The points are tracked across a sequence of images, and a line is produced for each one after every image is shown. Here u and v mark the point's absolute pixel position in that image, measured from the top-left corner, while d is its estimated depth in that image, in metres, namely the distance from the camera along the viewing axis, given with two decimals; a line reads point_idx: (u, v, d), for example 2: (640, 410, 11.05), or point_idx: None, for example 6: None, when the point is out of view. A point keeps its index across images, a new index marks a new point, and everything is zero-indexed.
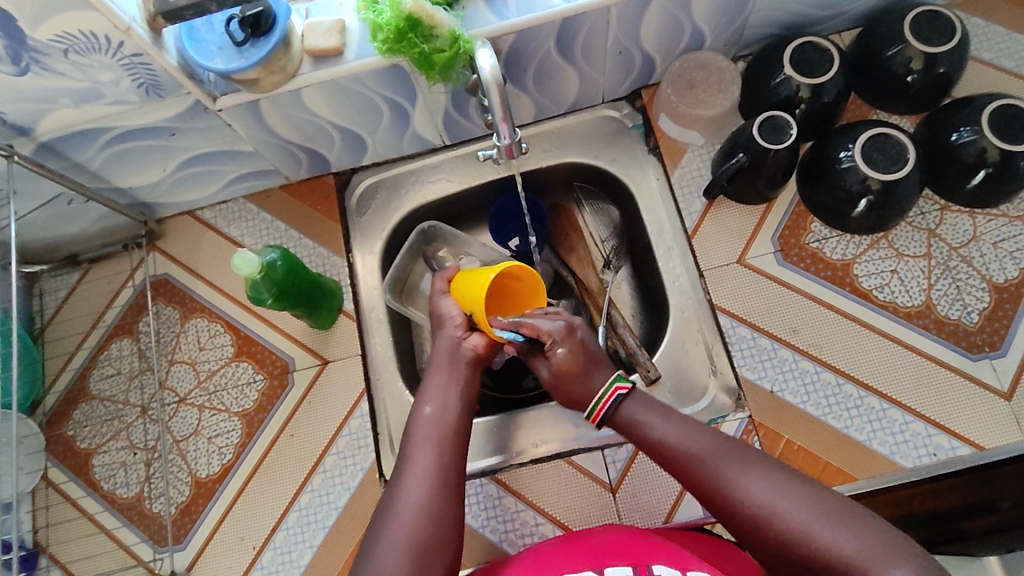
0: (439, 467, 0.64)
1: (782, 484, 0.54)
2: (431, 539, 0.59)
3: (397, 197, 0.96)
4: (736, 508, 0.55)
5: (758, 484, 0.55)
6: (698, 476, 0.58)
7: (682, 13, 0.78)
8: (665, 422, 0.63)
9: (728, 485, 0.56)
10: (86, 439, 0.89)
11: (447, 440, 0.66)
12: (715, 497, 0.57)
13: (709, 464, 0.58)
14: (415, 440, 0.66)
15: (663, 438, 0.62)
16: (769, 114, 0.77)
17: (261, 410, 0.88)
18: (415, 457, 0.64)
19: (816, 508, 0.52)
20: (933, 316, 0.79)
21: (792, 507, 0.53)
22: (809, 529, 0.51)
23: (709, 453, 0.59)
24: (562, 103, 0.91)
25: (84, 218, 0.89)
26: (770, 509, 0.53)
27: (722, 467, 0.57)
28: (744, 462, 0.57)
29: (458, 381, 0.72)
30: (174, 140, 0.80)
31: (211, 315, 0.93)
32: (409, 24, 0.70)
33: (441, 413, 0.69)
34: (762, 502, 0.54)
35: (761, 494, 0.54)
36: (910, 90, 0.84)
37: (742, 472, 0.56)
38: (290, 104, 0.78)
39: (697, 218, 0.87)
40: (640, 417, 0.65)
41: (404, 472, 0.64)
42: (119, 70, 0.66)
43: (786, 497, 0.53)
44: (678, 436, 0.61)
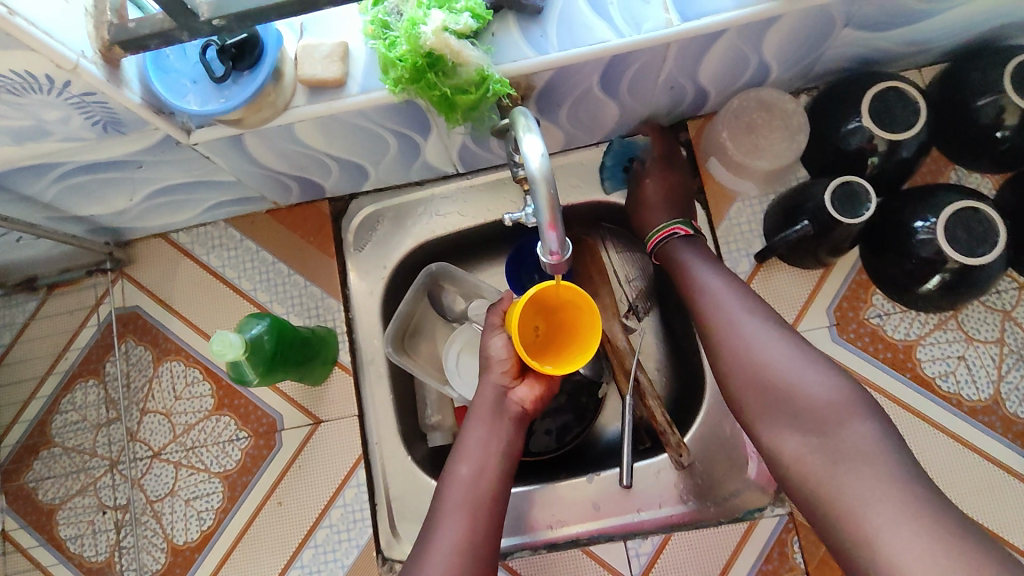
0: (470, 544, 0.56)
1: (787, 338, 0.59)
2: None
3: (402, 229, 0.84)
4: (727, 339, 0.61)
5: (765, 329, 0.60)
6: (712, 306, 0.64)
7: (752, 50, 0.66)
8: (708, 267, 0.67)
9: (735, 321, 0.61)
10: (49, 494, 0.80)
11: (481, 505, 0.58)
12: (720, 337, 0.62)
13: (727, 301, 0.63)
14: (443, 502, 0.59)
15: (697, 279, 0.66)
16: (844, 179, 0.67)
17: (245, 472, 0.79)
18: (442, 528, 0.57)
19: (802, 360, 0.58)
20: (1000, 413, 0.71)
21: (786, 352, 0.58)
22: (788, 377, 0.57)
23: (729, 296, 0.64)
24: (595, 134, 0.79)
25: (39, 247, 0.77)
26: (764, 347, 0.59)
27: (740, 308, 0.62)
28: (758, 310, 0.62)
29: (501, 435, 0.63)
30: (141, 172, 0.68)
31: (188, 359, 0.82)
32: (429, 61, 0.57)
33: (479, 472, 0.60)
34: (758, 341, 0.59)
35: (759, 334, 0.60)
36: (999, 147, 0.73)
37: (755, 319, 0.61)
38: (279, 137, 0.65)
39: (743, 281, 0.77)
40: (690, 261, 0.69)
41: (428, 544, 0.56)
42: (68, 108, 0.53)
43: (778, 346, 0.59)
44: (713, 280, 0.65)
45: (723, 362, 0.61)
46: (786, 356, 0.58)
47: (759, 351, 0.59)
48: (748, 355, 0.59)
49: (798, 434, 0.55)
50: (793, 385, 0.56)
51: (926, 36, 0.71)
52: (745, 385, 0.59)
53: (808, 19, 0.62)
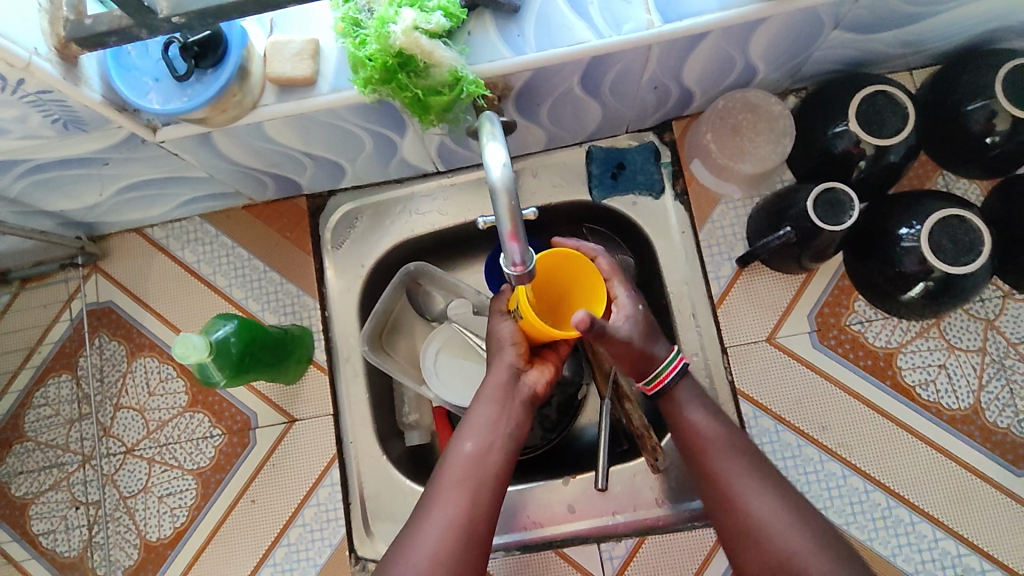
0: (464, 523, 0.55)
1: (800, 520, 0.54)
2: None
3: (381, 227, 0.82)
4: (734, 517, 0.56)
5: (773, 506, 0.55)
6: (711, 464, 0.58)
7: (737, 51, 0.64)
8: (704, 410, 0.61)
9: (741, 493, 0.56)
10: (22, 488, 0.80)
11: (480, 484, 0.57)
12: (725, 514, 0.57)
13: (728, 469, 0.58)
14: (441, 479, 0.58)
15: (694, 428, 0.60)
16: (826, 185, 0.65)
17: (219, 469, 0.78)
18: (437, 503, 0.56)
19: (814, 541, 0.53)
20: (979, 422, 0.70)
21: (802, 537, 0.53)
22: (806, 561, 0.52)
23: (730, 455, 0.58)
24: (579, 134, 0.77)
25: (8, 241, 0.75)
26: (778, 531, 0.54)
27: (743, 475, 0.57)
28: (761, 477, 0.57)
29: (508, 414, 0.60)
30: (108, 169, 0.66)
31: (163, 355, 0.81)
32: (400, 61, 0.55)
33: (482, 450, 0.59)
34: (770, 521, 0.54)
35: (772, 517, 0.55)
36: (989, 154, 0.71)
37: (759, 486, 0.56)
38: (249, 135, 0.63)
39: (725, 285, 0.76)
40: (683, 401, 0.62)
41: (422, 519, 0.56)
42: (24, 107, 0.51)
43: (790, 525, 0.54)
44: (716, 430, 0.59)
45: (737, 537, 0.56)
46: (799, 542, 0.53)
47: (772, 530, 0.54)
48: (762, 534, 0.54)
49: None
50: (815, 572, 0.52)
51: (919, 38, 0.69)
52: (764, 567, 0.54)
53: (795, 21, 0.60)
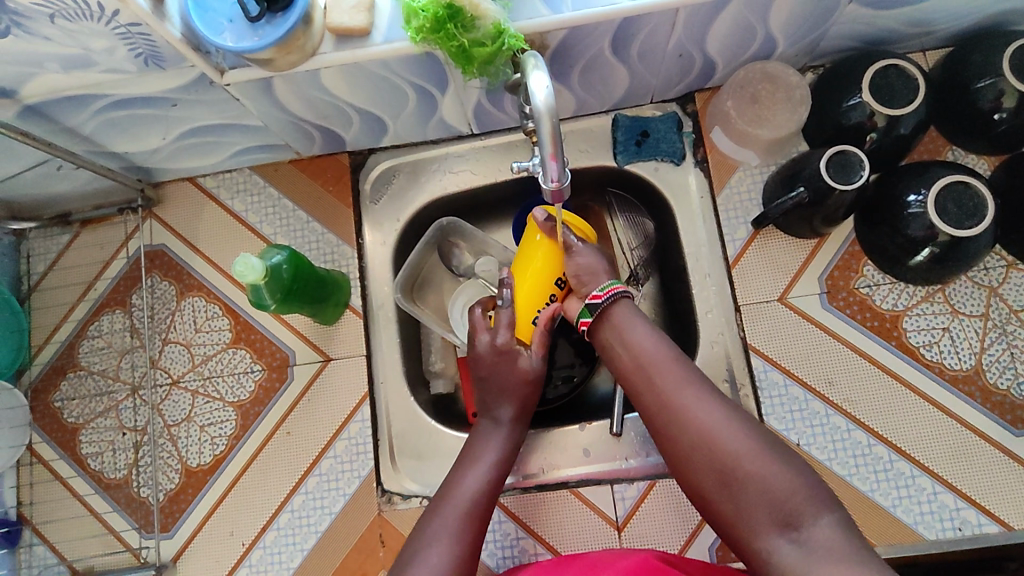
0: (462, 557, 0.57)
1: (740, 425, 0.54)
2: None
3: (417, 184, 0.88)
4: (678, 424, 0.56)
5: (715, 411, 0.55)
6: (656, 381, 0.58)
7: (758, 21, 0.69)
8: (644, 330, 0.61)
9: (682, 403, 0.56)
10: (73, 413, 0.85)
11: (475, 527, 0.60)
12: (668, 421, 0.56)
13: (672, 380, 0.58)
14: (441, 513, 0.61)
15: (636, 347, 0.60)
16: (840, 148, 0.70)
17: (258, 403, 0.84)
18: (437, 533, 0.58)
19: (763, 448, 0.53)
20: (980, 383, 0.74)
21: (744, 441, 0.53)
22: (747, 461, 0.52)
23: (671, 368, 0.58)
24: (606, 101, 0.82)
25: (76, 181, 0.82)
26: (721, 438, 0.54)
27: (683, 385, 0.57)
28: (702, 388, 0.57)
29: (501, 476, 0.66)
30: (174, 111, 0.72)
31: (209, 295, 0.87)
32: (449, 13, 0.60)
33: (481, 496, 0.63)
34: (712, 426, 0.54)
35: (713, 423, 0.55)
36: (996, 129, 0.75)
37: (700, 395, 0.56)
38: (306, 83, 0.69)
39: (740, 246, 0.80)
40: (624, 321, 0.62)
41: (421, 546, 0.58)
42: (113, 38, 0.58)
43: (736, 433, 0.54)
44: (658, 349, 0.60)
45: (681, 448, 0.55)
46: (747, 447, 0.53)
47: (716, 434, 0.54)
48: (705, 440, 0.54)
49: (775, 533, 0.50)
50: (760, 476, 0.51)
51: (930, 17, 0.73)
52: (707, 474, 0.54)
53: None
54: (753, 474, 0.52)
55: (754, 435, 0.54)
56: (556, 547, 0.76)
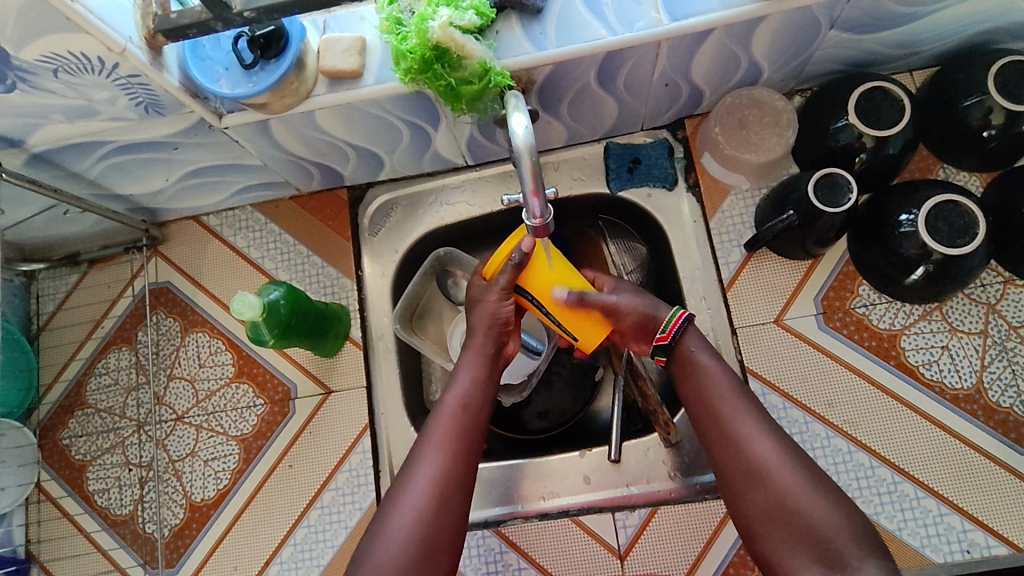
0: (447, 471, 0.59)
1: (795, 460, 0.57)
2: (435, 538, 0.57)
3: (414, 217, 0.90)
4: (735, 457, 0.59)
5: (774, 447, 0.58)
6: (720, 410, 0.61)
7: (741, 49, 0.70)
8: (713, 359, 0.64)
9: (747, 436, 0.59)
10: (81, 450, 0.87)
11: (465, 434, 0.62)
12: (726, 453, 0.59)
13: (734, 412, 0.60)
14: (428, 434, 0.62)
15: (702, 375, 0.63)
16: (827, 171, 0.71)
17: (260, 436, 0.85)
18: (426, 455, 0.60)
19: (812, 483, 0.56)
20: (982, 402, 0.73)
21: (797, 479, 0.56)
22: (799, 499, 0.55)
23: (734, 401, 0.61)
24: (597, 130, 0.83)
25: (82, 223, 0.84)
26: (776, 472, 0.57)
27: (746, 419, 0.60)
28: (765, 422, 0.60)
29: (487, 389, 0.66)
30: (177, 154, 0.75)
31: (213, 331, 0.88)
32: (436, 54, 0.62)
33: (467, 406, 0.63)
34: (769, 462, 0.57)
35: (770, 457, 0.58)
36: (986, 146, 0.75)
37: (762, 432, 0.59)
38: (301, 124, 0.71)
39: (734, 269, 0.80)
40: (694, 351, 0.64)
41: (412, 469, 0.60)
42: (114, 89, 0.60)
43: (788, 467, 0.57)
44: (721, 378, 0.62)
45: (735, 476, 0.58)
46: (797, 482, 0.56)
47: (774, 469, 0.57)
48: (761, 473, 0.57)
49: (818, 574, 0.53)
50: (810, 510, 0.55)
51: (913, 38, 0.74)
52: (758, 506, 0.57)
53: (793, 20, 0.66)
54: (801, 507, 0.55)
55: (802, 467, 0.57)
56: (547, 568, 0.75)
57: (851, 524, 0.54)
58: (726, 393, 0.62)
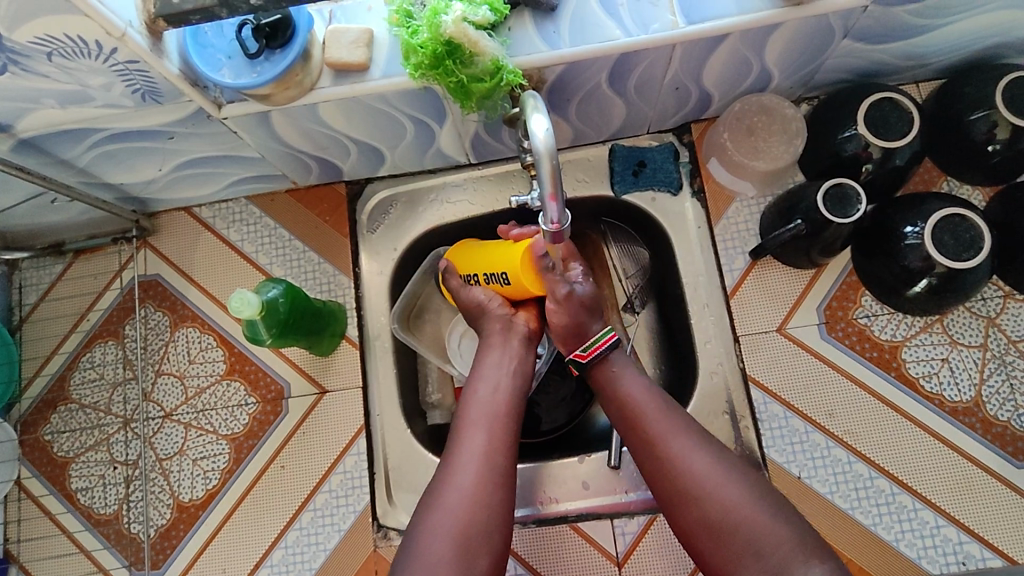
0: (489, 455, 0.61)
1: (724, 469, 0.59)
2: (488, 519, 0.58)
3: (414, 214, 0.88)
4: (669, 474, 0.60)
5: (706, 461, 0.59)
6: (648, 428, 0.62)
7: (753, 55, 0.69)
8: (638, 380, 0.65)
9: (677, 450, 0.60)
10: (64, 447, 0.84)
11: (500, 422, 0.64)
12: (658, 471, 0.60)
13: (661, 430, 0.61)
14: (464, 422, 0.64)
15: (630, 392, 0.64)
16: (837, 181, 0.70)
17: (251, 436, 0.82)
18: (466, 440, 0.62)
19: (748, 494, 0.57)
20: (981, 415, 0.74)
21: (733, 491, 0.57)
22: (736, 511, 0.56)
23: (663, 420, 0.62)
24: (603, 132, 0.82)
25: (69, 212, 0.81)
26: (708, 485, 0.58)
27: (674, 434, 0.61)
28: (693, 436, 0.61)
29: (516, 376, 0.68)
30: (172, 144, 0.72)
31: (204, 326, 0.86)
32: (448, 49, 0.60)
33: (497, 395, 0.65)
34: (701, 476, 0.58)
35: (701, 471, 0.59)
36: (990, 161, 0.75)
37: (694, 446, 0.60)
38: (304, 117, 0.69)
39: (738, 277, 0.80)
40: (615, 371, 0.66)
41: (456, 451, 0.62)
42: (111, 75, 0.58)
43: (721, 478, 0.58)
44: (645, 395, 0.64)
45: (672, 492, 0.59)
46: (732, 492, 0.57)
47: (706, 484, 0.58)
48: (694, 491, 0.58)
49: None
50: (751, 524, 0.55)
51: (923, 50, 0.74)
52: (697, 521, 0.58)
53: (807, 28, 0.65)
54: (739, 519, 0.56)
55: (731, 474, 0.58)
56: (537, 568, 0.75)
57: (791, 533, 0.55)
58: (653, 407, 0.63)
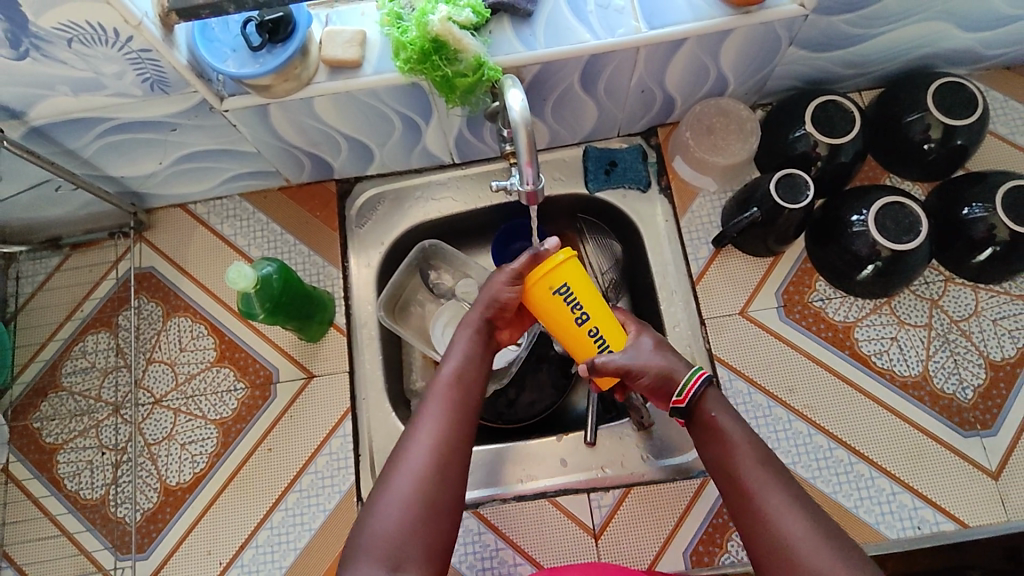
0: (449, 433, 0.58)
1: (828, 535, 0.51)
2: (436, 501, 0.55)
3: (400, 210, 0.93)
4: (764, 537, 0.52)
5: (805, 528, 0.51)
6: (745, 485, 0.55)
7: (710, 61, 0.77)
8: (738, 425, 0.57)
9: (776, 514, 0.52)
10: (52, 434, 0.85)
11: (462, 403, 0.61)
12: (753, 531, 0.53)
13: (761, 490, 0.54)
14: (425, 407, 0.61)
15: (729, 440, 0.57)
16: (787, 171, 0.77)
17: (240, 420, 0.85)
18: (425, 419, 0.59)
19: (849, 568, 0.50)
20: (928, 388, 0.79)
21: (831, 564, 0.50)
22: None
23: (764, 476, 0.54)
24: (577, 133, 0.89)
25: (70, 204, 0.85)
26: (810, 557, 0.50)
27: (777, 494, 0.53)
28: (798, 501, 0.53)
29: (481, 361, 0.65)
30: (174, 135, 0.77)
31: (196, 316, 0.89)
32: (434, 46, 0.67)
33: (461, 376, 0.63)
34: (803, 546, 0.51)
35: (800, 540, 0.51)
36: (926, 158, 0.83)
37: (796, 510, 0.52)
38: (300, 111, 0.75)
39: (703, 265, 0.86)
40: (716, 418, 0.58)
41: (415, 429, 0.59)
42: (124, 63, 0.63)
43: (824, 548, 0.50)
44: (743, 445, 0.56)
45: (762, 551, 0.52)
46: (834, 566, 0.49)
47: (805, 555, 0.50)
48: (792, 560, 0.51)
49: None
50: None
51: (863, 59, 0.83)
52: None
53: (756, 35, 0.73)
54: None
55: (834, 541, 0.51)
56: (537, 559, 0.77)
57: None
58: (752, 459, 0.55)
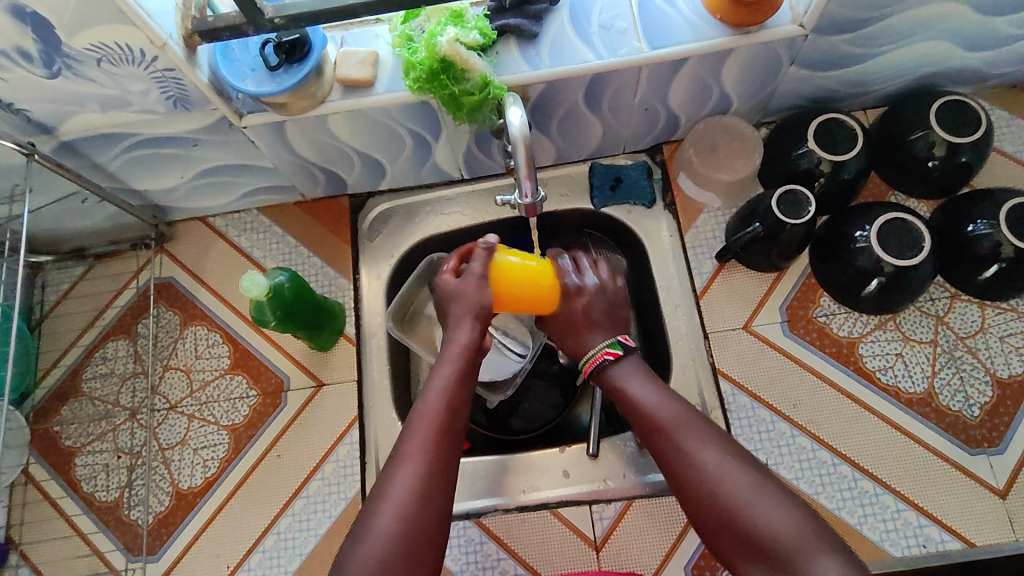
0: (433, 465, 0.58)
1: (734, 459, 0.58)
2: (421, 530, 0.56)
3: (410, 224, 0.96)
4: (683, 472, 0.58)
5: (717, 457, 0.58)
6: (660, 428, 0.61)
7: (712, 79, 0.79)
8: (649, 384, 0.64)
9: (689, 448, 0.59)
10: (71, 437, 0.88)
11: (447, 434, 0.61)
12: (675, 470, 0.59)
13: (675, 431, 0.60)
14: (410, 435, 0.60)
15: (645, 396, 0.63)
16: (789, 187, 0.78)
17: (251, 426, 0.87)
18: (411, 447, 0.59)
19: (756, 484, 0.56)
20: (934, 405, 0.79)
21: (741, 483, 0.56)
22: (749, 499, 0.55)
23: (678, 418, 0.61)
24: (583, 150, 0.91)
25: (96, 216, 0.89)
26: (720, 479, 0.56)
27: (690, 432, 0.60)
28: (710, 436, 0.59)
29: (466, 390, 0.65)
30: (195, 151, 0.80)
31: (211, 324, 0.92)
32: (442, 66, 0.69)
33: (447, 405, 0.63)
34: (716, 472, 0.57)
35: (712, 466, 0.57)
36: (931, 175, 0.84)
37: (707, 444, 0.59)
38: (315, 128, 0.78)
39: (706, 279, 0.87)
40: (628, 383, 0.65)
41: (401, 457, 0.59)
42: (149, 82, 0.67)
43: (732, 471, 0.57)
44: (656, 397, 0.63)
45: (685, 486, 0.58)
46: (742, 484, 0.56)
47: (717, 478, 0.57)
48: (708, 485, 0.57)
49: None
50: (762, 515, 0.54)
51: (865, 78, 0.84)
52: (708, 514, 0.56)
53: (757, 54, 0.75)
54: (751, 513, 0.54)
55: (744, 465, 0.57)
56: (536, 568, 0.78)
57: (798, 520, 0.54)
58: (666, 406, 0.62)
